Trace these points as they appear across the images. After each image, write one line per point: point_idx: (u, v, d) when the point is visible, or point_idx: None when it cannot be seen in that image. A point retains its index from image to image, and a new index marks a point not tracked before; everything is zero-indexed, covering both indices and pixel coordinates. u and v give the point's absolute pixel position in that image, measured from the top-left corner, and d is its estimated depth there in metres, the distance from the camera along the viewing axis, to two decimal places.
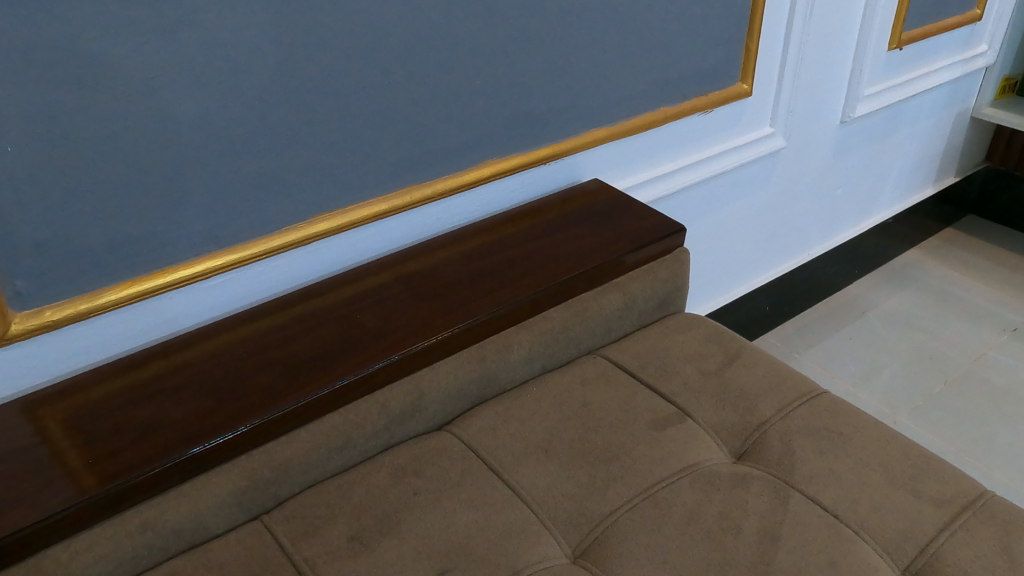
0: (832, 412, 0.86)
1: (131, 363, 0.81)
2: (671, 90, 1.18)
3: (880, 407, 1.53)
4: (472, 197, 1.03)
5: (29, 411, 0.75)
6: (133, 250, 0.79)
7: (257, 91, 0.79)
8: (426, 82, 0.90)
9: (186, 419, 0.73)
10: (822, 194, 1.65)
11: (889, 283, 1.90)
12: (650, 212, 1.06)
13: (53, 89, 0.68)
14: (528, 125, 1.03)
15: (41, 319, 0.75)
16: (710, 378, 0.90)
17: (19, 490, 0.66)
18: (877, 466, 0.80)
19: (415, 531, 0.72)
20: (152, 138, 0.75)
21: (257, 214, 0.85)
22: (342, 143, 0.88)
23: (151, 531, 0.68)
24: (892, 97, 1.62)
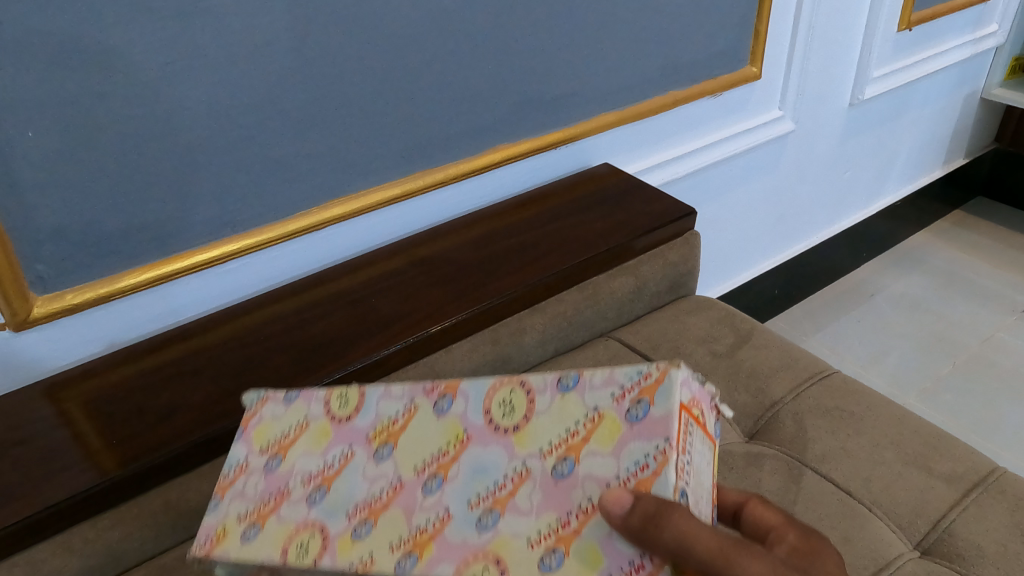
0: (843, 392, 0.87)
1: (149, 347, 0.82)
2: (681, 74, 1.18)
3: (888, 388, 1.53)
4: (483, 182, 1.04)
5: (50, 395, 0.76)
6: (150, 235, 0.79)
7: (271, 76, 0.79)
8: (438, 65, 0.91)
9: (206, 401, 0.74)
10: (830, 177, 1.65)
11: (896, 266, 1.90)
12: (660, 195, 1.06)
13: (71, 73, 0.68)
14: (538, 109, 1.03)
15: (61, 304, 0.76)
16: (722, 359, 0.91)
17: (43, 472, 0.67)
18: (889, 444, 0.80)
19: None
20: (169, 123, 0.75)
21: (271, 200, 0.86)
22: (356, 128, 0.88)
23: (173, 511, 0.68)
24: (900, 79, 1.62)
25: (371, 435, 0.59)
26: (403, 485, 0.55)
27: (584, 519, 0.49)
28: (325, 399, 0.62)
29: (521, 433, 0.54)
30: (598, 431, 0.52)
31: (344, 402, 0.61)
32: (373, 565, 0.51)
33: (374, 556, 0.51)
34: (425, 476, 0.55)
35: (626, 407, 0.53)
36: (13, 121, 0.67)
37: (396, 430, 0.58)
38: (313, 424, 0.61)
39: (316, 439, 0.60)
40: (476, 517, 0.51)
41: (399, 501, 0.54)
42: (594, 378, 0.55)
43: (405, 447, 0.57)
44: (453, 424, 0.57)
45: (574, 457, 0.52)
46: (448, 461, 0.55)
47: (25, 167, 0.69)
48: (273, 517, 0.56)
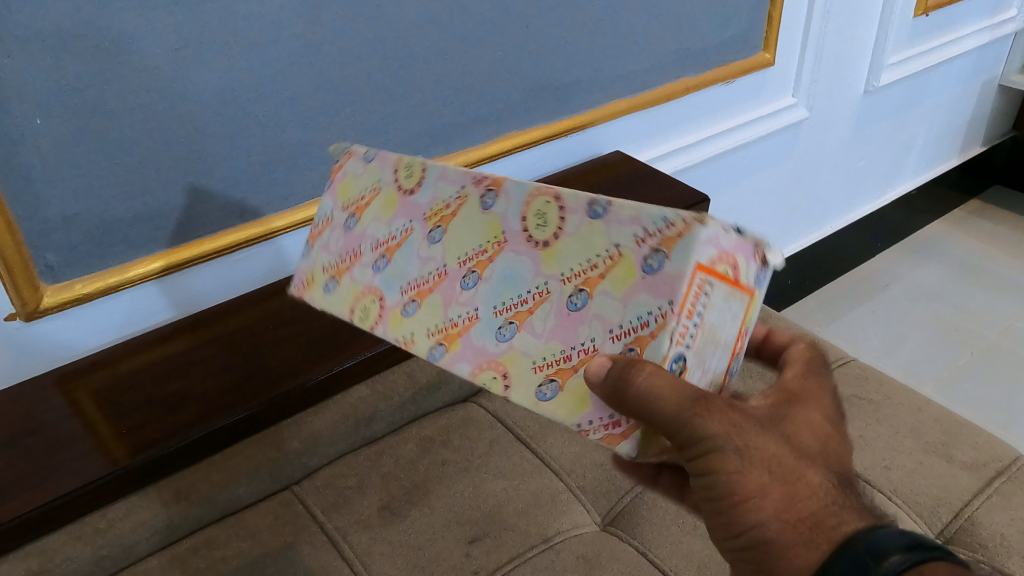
0: (861, 380, 0.86)
1: (160, 337, 0.81)
2: (694, 60, 1.16)
3: (904, 378, 1.52)
4: (494, 170, 1.03)
5: (62, 385, 0.75)
6: (160, 224, 0.79)
7: (280, 63, 0.78)
8: (449, 52, 0.89)
9: (216, 390, 0.73)
10: (844, 165, 1.63)
11: (911, 255, 1.88)
12: (673, 182, 1.05)
13: (79, 59, 0.67)
14: (550, 96, 1.02)
15: (71, 293, 0.75)
16: None
17: (54, 461, 0.67)
18: (908, 432, 0.79)
19: (446, 500, 0.72)
20: (178, 110, 0.74)
21: (281, 188, 0.85)
22: (366, 116, 0.87)
23: (184, 501, 0.68)
24: (917, 65, 1.59)
25: (427, 215, 0.61)
26: (446, 271, 0.58)
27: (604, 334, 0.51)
28: (395, 165, 0.65)
29: (548, 250, 0.54)
30: (616, 273, 0.51)
31: (410, 174, 0.63)
32: (412, 344, 0.58)
33: (414, 337, 0.58)
34: (466, 267, 0.57)
35: (643, 252, 0.50)
36: (22, 108, 0.66)
37: (448, 215, 0.59)
38: (383, 192, 0.65)
39: (384, 207, 0.64)
40: (498, 325, 0.55)
41: (441, 287, 0.58)
42: (622, 212, 0.51)
43: (451, 234, 0.59)
44: (493, 222, 0.56)
45: (588, 290, 0.52)
46: (486, 260, 0.56)
47: (34, 157, 0.69)
48: (348, 275, 0.65)
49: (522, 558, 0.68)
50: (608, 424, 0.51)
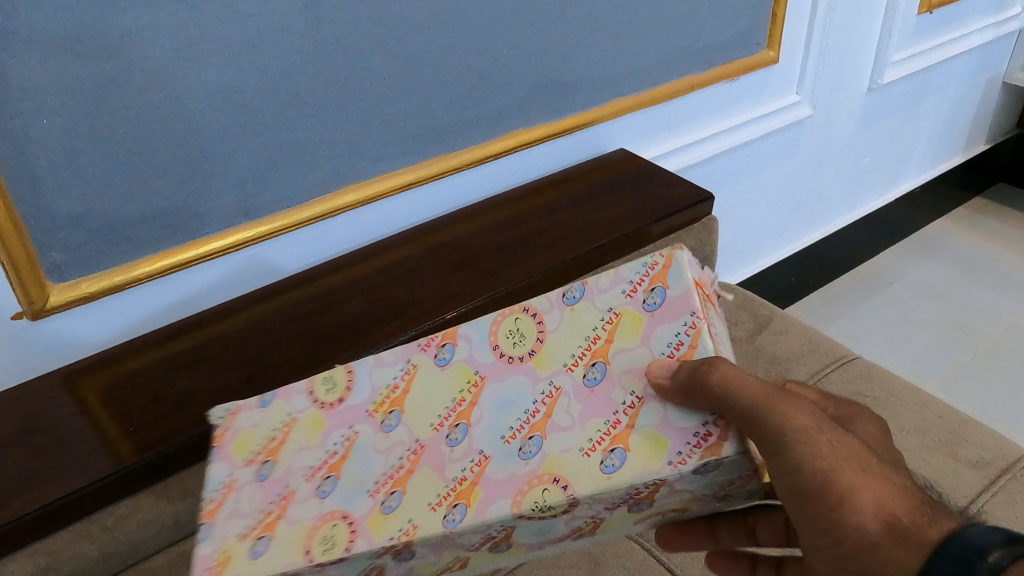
0: (865, 378, 0.86)
1: (165, 335, 0.82)
2: (698, 58, 1.16)
3: (908, 376, 1.52)
4: (498, 168, 1.03)
5: (68, 382, 0.76)
6: (166, 223, 0.79)
7: (285, 61, 0.78)
8: (452, 50, 0.90)
9: (221, 388, 0.74)
10: (847, 163, 1.63)
11: (915, 253, 1.87)
12: (677, 179, 1.05)
13: (85, 58, 0.67)
14: (554, 94, 1.02)
15: (77, 292, 0.76)
16: (741, 344, 0.90)
17: (60, 458, 0.67)
18: (912, 430, 0.79)
19: None
20: (183, 110, 0.74)
21: (286, 187, 0.85)
22: (370, 114, 0.87)
23: (191, 498, 0.68)
24: (921, 63, 1.59)
25: (372, 407, 0.59)
26: (424, 446, 0.56)
27: (473, 547, 0.55)
28: (308, 389, 0.61)
29: (540, 355, 0.58)
30: (622, 329, 0.58)
31: (331, 386, 0.61)
32: (416, 529, 0.52)
33: (416, 521, 0.52)
34: (380, 496, 0.54)
35: (640, 299, 0.59)
36: (28, 107, 0.66)
37: (399, 398, 0.59)
38: (301, 418, 0.60)
39: (309, 430, 0.59)
40: (516, 448, 0.55)
41: (425, 460, 0.56)
42: (602, 282, 0.60)
43: (412, 408, 0.59)
44: (462, 368, 0.59)
45: (603, 360, 0.57)
46: (463, 407, 0.58)
47: (40, 155, 0.69)
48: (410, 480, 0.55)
49: (529, 553, 0.68)
50: (696, 442, 0.51)
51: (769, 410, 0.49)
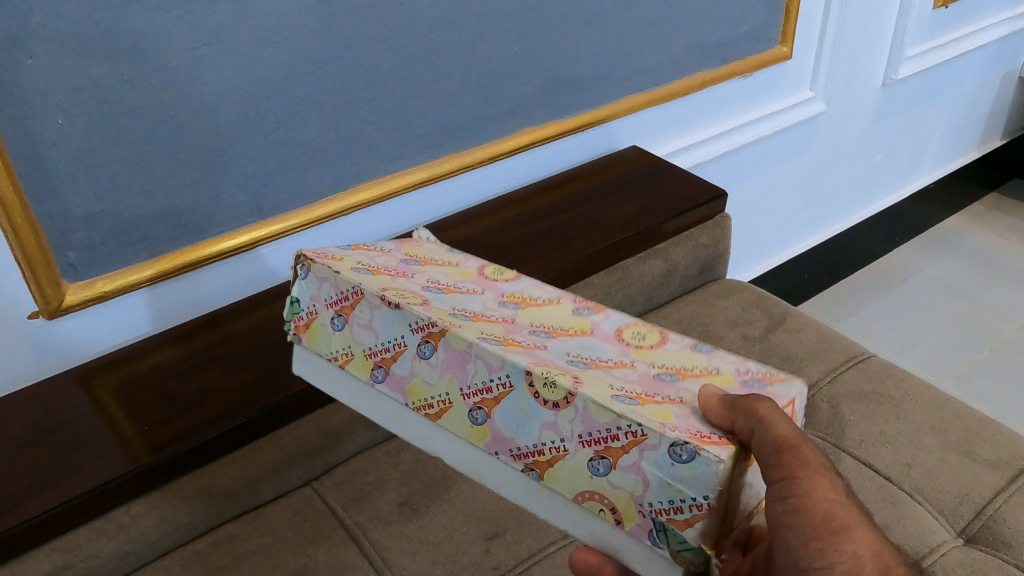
0: (881, 376, 0.85)
1: (179, 334, 0.82)
2: (711, 54, 1.15)
3: (922, 373, 1.50)
4: (512, 165, 1.03)
5: (84, 381, 0.76)
6: (180, 221, 0.79)
7: (299, 60, 0.78)
8: (465, 48, 0.89)
9: (236, 386, 0.74)
10: (861, 158, 1.62)
11: (930, 249, 1.85)
12: (691, 176, 1.05)
13: (100, 58, 0.68)
14: (566, 91, 1.02)
15: (93, 291, 0.76)
16: (755, 343, 0.90)
17: (77, 458, 0.67)
18: (930, 429, 0.78)
19: (466, 496, 0.71)
20: (197, 109, 0.75)
21: (300, 185, 0.86)
22: (384, 112, 0.87)
23: (206, 496, 0.68)
24: (936, 57, 1.58)
25: (506, 295, 0.62)
26: (512, 322, 0.57)
27: (462, 393, 0.52)
28: (483, 264, 0.68)
29: (641, 350, 0.57)
30: (717, 379, 0.54)
31: (501, 271, 0.67)
32: (456, 326, 0.52)
33: (464, 325, 0.53)
34: (418, 337, 0.53)
35: (745, 378, 0.55)
36: (45, 107, 0.67)
37: (530, 303, 0.62)
38: (463, 269, 0.66)
39: (458, 274, 0.65)
40: (570, 358, 0.53)
41: (502, 325, 0.56)
42: (729, 357, 0.58)
43: (530, 312, 0.60)
44: (583, 322, 0.60)
45: (679, 375, 0.54)
46: (565, 333, 0.58)
47: (55, 154, 0.69)
48: (484, 321, 0.55)
49: (543, 554, 0.67)
50: (697, 434, 0.45)
51: (797, 453, 0.45)
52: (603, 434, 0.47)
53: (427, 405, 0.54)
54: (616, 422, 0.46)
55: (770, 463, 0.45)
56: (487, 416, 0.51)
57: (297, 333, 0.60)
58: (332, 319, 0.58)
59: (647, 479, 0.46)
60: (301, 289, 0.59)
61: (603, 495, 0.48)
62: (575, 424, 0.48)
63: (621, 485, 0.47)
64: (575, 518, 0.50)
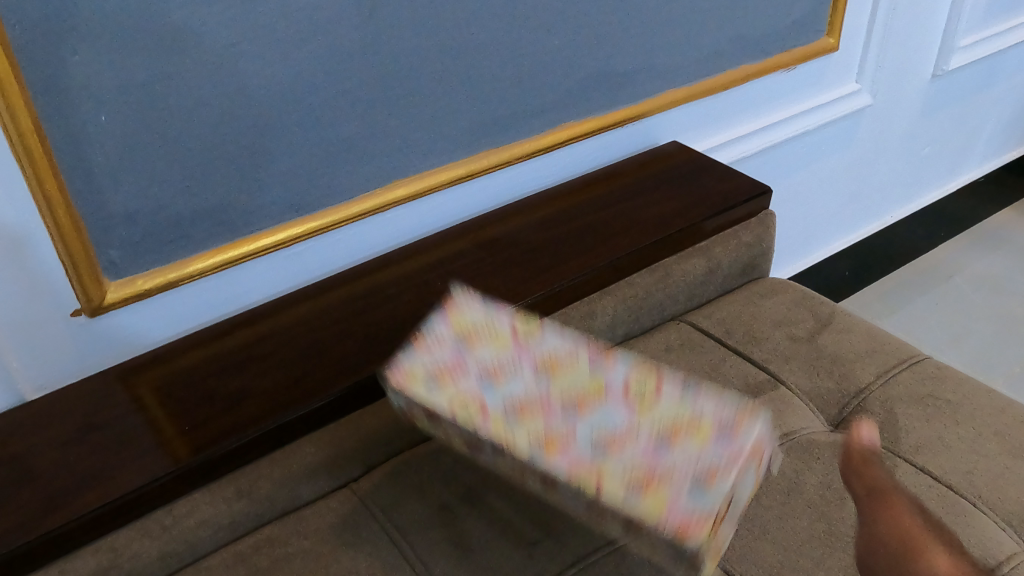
0: (936, 379, 0.82)
1: (218, 332, 0.82)
2: (755, 46, 1.12)
3: (972, 372, 1.45)
4: (550, 161, 1.01)
5: (125, 379, 0.76)
6: (220, 219, 0.79)
7: (340, 55, 0.77)
8: (505, 42, 0.88)
9: (275, 387, 0.74)
10: (907, 153, 1.57)
11: (979, 244, 1.79)
12: (735, 173, 1.02)
13: (141, 55, 0.67)
14: (607, 85, 1.00)
15: (133, 289, 0.76)
16: (802, 343, 0.87)
17: (119, 457, 0.67)
18: (991, 435, 0.75)
19: (506, 501, 0.70)
20: (237, 106, 0.74)
21: (338, 182, 0.85)
22: (423, 108, 0.86)
23: (246, 498, 0.68)
24: (988, 48, 1.53)
25: (540, 360, 0.75)
26: (553, 408, 0.70)
27: (524, 450, 0.64)
28: (512, 323, 0.78)
29: (646, 406, 0.72)
30: None
31: (529, 330, 0.78)
32: (517, 446, 0.64)
33: (517, 437, 0.65)
34: (490, 450, 0.66)
35: (725, 436, 0.69)
36: (88, 105, 0.67)
37: (557, 369, 0.74)
38: (510, 329, 0.78)
39: (499, 342, 0.76)
40: (596, 445, 0.66)
41: (544, 411, 0.69)
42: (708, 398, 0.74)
43: (558, 379, 0.73)
44: (598, 381, 0.74)
45: (671, 442, 0.68)
46: (589, 400, 0.71)
47: (97, 152, 0.69)
48: (539, 420, 0.68)
49: (586, 561, 0.65)
50: (709, 517, 0.60)
51: (886, 499, 0.64)
52: (674, 529, 0.59)
53: (508, 436, 0.65)
54: (659, 525, 0.59)
55: (863, 505, 0.65)
56: (550, 452, 0.64)
57: (397, 388, 0.70)
58: (427, 417, 0.68)
59: (684, 493, 0.62)
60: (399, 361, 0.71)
61: (666, 506, 0.61)
62: (628, 510, 0.60)
63: (687, 506, 0.61)
64: (643, 542, 0.61)
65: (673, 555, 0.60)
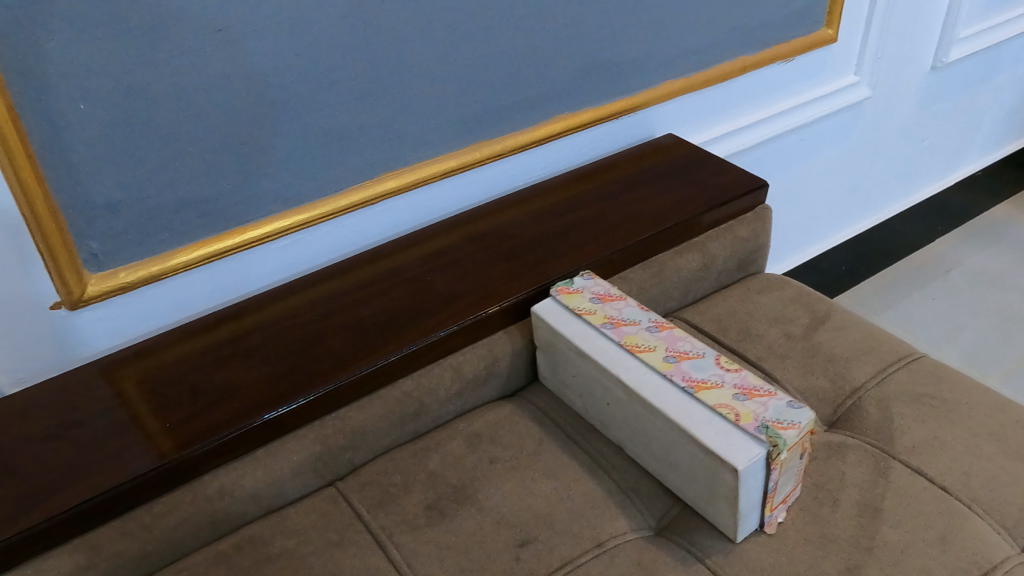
0: (933, 378, 0.81)
1: (202, 326, 0.80)
2: (753, 37, 1.11)
3: (968, 369, 1.44)
4: (543, 153, 0.99)
5: (106, 373, 0.75)
6: (204, 211, 0.77)
7: (327, 44, 0.76)
8: (497, 30, 0.86)
9: (260, 382, 0.72)
10: (906, 146, 1.55)
11: (977, 238, 1.77)
12: (731, 167, 1.00)
13: (121, 42, 0.65)
14: (602, 76, 0.98)
15: (115, 282, 0.74)
16: (797, 341, 0.85)
17: (98, 454, 0.66)
18: (988, 436, 0.74)
19: (494, 501, 0.68)
20: (222, 95, 0.72)
21: (326, 174, 0.83)
22: (413, 98, 0.84)
23: (228, 497, 0.67)
24: (988, 40, 1.51)
25: None
26: None
27: (663, 350, 0.72)
28: None
29: None
30: None
31: None
32: (686, 356, 0.71)
33: (657, 345, 0.72)
34: (655, 329, 0.75)
35: None
36: (66, 94, 0.65)
37: None
38: None
39: None
40: None
41: None
42: None
43: None
44: None
45: None
46: None
47: (76, 142, 0.67)
48: None
49: (574, 564, 0.63)
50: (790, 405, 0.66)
51: None
52: (751, 385, 0.68)
53: (640, 345, 0.72)
54: (763, 394, 0.67)
55: None
56: (678, 362, 0.70)
57: (557, 293, 0.80)
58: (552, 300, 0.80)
59: (771, 391, 0.67)
60: (579, 281, 0.81)
61: (735, 407, 0.65)
62: (734, 378, 0.69)
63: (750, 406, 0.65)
64: (720, 429, 0.63)
65: (751, 443, 0.62)
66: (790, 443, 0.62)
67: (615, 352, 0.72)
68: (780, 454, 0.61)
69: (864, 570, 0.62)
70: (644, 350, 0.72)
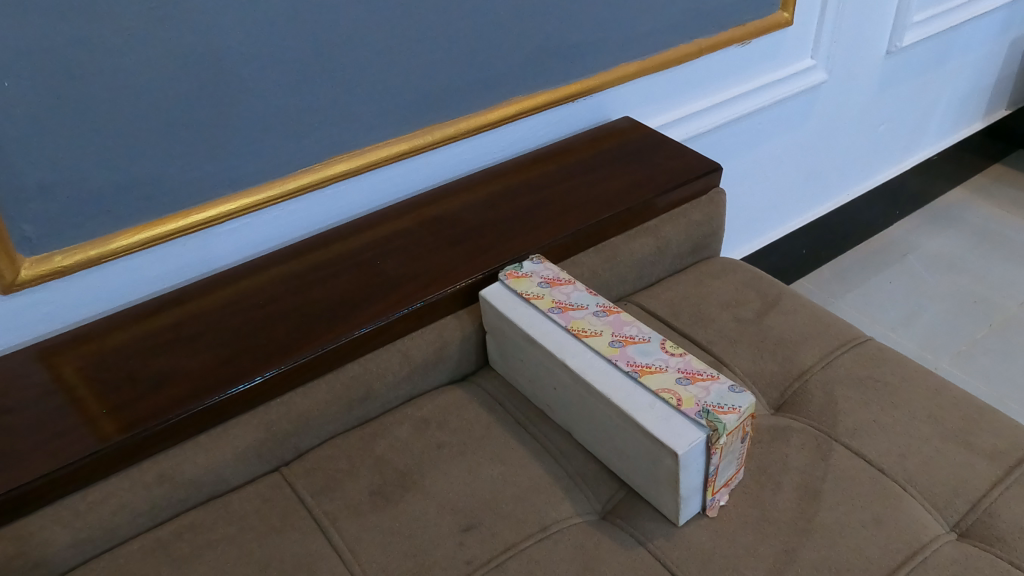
0: (878, 361, 0.82)
1: (145, 310, 0.79)
2: (708, 20, 1.10)
3: (919, 351, 1.47)
4: (498, 136, 0.99)
5: (43, 358, 0.73)
6: (144, 193, 0.75)
7: (270, 22, 0.74)
8: (446, 10, 0.84)
9: (202, 368, 0.71)
10: (862, 130, 1.57)
11: (932, 223, 1.80)
12: (684, 150, 1.00)
13: (47, 18, 0.63)
14: (556, 58, 0.97)
15: (50, 266, 0.72)
16: (748, 325, 0.86)
17: (32, 441, 0.64)
18: (927, 417, 0.75)
19: (440, 486, 0.68)
20: (159, 73, 0.70)
21: (272, 156, 0.82)
22: (360, 79, 0.83)
23: (168, 483, 0.65)
24: (942, 24, 1.53)
25: None
26: None
27: (608, 334, 0.72)
28: None
29: None
30: None
31: None
32: (632, 341, 0.72)
33: (603, 330, 0.73)
34: (603, 314, 0.75)
35: None
36: None
37: None
38: None
39: None
40: None
41: None
42: None
43: None
44: None
45: None
46: None
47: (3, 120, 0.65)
48: None
49: (517, 548, 0.64)
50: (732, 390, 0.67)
51: None
52: (693, 368, 0.68)
53: (586, 330, 0.72)
54: (705, 378, 0.67)
55: None
56: (624, 346, 0.71)
57: (506, 277, 0.79)
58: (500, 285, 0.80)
59: (712, 374, 0.68)
60: (528, 266, 0.81)
61: (678, 391, 0.65)
62: (678, 362, 0.69)
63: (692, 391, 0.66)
64: (662, 413, 0.64)
65: (692, 428, 0.62)
66: (730, 427, 0.62)
67: (562, 337, 0.72)
68: (720, 438, 0.62)
69: (801, 551, 0.63)
70: (590, 334, 0.72)
